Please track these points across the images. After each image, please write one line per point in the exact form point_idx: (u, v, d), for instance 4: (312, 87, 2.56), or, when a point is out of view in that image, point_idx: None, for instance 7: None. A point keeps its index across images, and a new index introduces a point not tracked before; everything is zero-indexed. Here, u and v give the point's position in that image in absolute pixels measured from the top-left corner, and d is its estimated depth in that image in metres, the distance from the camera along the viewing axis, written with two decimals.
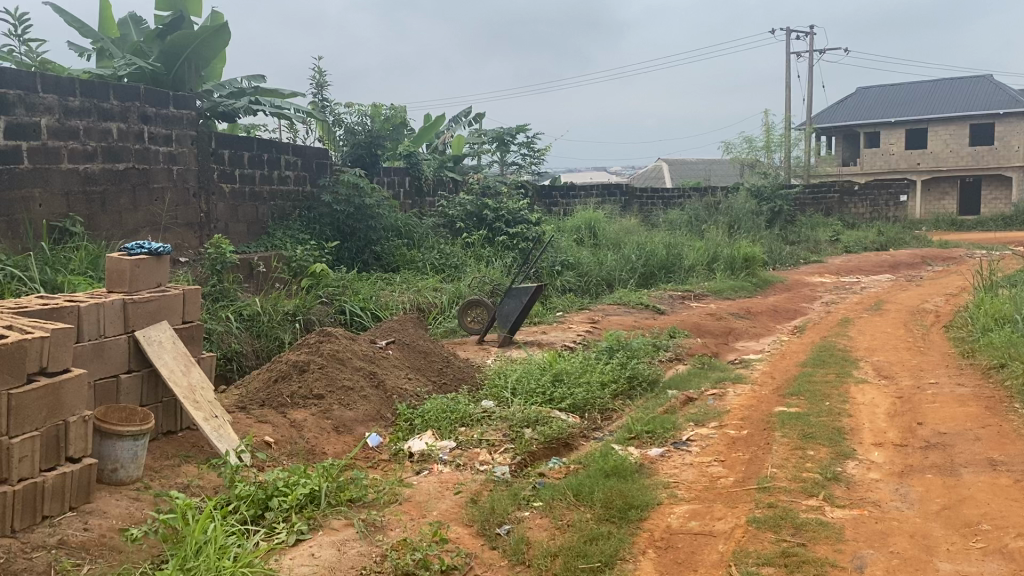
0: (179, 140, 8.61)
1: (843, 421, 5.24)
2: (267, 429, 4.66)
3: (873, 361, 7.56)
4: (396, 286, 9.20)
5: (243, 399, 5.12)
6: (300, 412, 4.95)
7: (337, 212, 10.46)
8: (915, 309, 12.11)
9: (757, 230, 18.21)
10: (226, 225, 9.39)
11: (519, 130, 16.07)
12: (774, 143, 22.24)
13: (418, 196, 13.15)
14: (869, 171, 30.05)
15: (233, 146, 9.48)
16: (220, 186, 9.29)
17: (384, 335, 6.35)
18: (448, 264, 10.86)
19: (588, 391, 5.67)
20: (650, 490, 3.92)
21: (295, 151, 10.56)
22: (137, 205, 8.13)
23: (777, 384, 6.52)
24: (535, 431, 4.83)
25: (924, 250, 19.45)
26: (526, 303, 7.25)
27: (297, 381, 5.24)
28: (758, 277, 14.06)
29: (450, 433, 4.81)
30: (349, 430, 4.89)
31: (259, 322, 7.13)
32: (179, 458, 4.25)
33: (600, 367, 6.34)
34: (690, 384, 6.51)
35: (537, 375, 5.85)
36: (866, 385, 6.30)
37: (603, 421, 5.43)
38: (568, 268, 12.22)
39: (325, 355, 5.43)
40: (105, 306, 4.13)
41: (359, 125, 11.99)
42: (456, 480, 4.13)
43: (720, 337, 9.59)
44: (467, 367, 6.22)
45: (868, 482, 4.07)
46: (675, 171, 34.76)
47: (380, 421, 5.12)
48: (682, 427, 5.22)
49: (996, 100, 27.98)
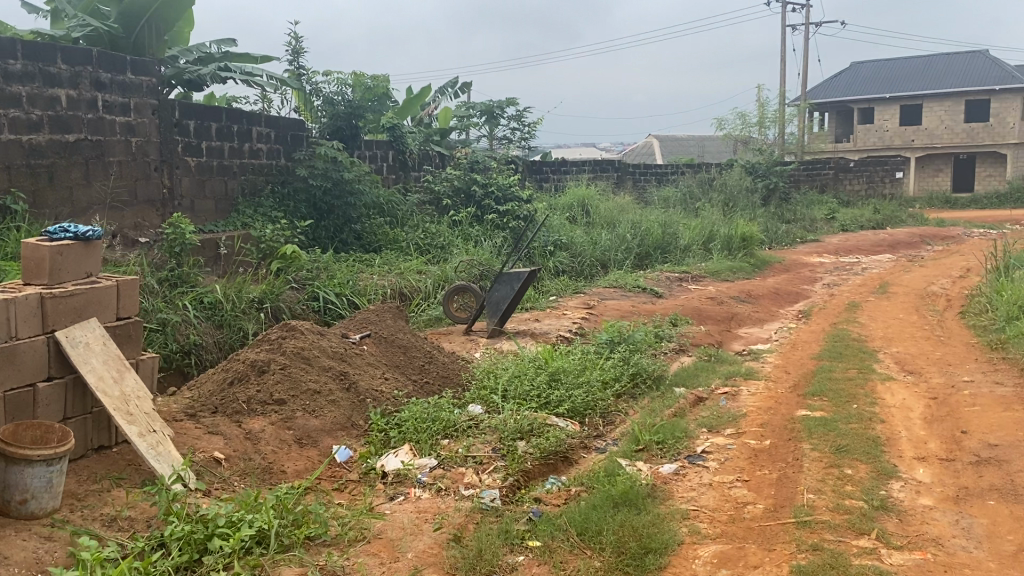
0: (138, 110, 7.86)
1: (876, 429, 4.63)
2: (215, 444, 4.04)
3: (893, 352, 6.96)
4: (377, 269, 8.52)
5: (193, 406, 4.48)
6: (258, 421, 4.31)
7: (312, 187, 9.71)
8: (923, 292, 11.54)
9: (753, 209, 17.58)
10: (192, 202, 8.67)
11: (509, 102, 15.32)
12: (768, 118, 21.54)
13: (402, 171, 12.45)
14: (863, 148, 29.43)
15: (199, 116, 8.72)
16: (185, 160, 8.56)
17: (358, 328, 5.68)
18: (434, 244, 10.19)
19: (588, 394, 5.03)
20: (667, 524, 3.29)
21: (268, 122, 9.79)
22: (90, 180, 7.41)
23: (794, 381, 5.90)
24: (529, 443, 4.20)
25: (920, 228, 18.94)
26: (518, 290, 6.61)
27: (256, 384, 4.59)
28: (756, 256, 13.46)
29: (430, 448, 4.16)
30: (314, 443, 4.25)
31: (222, 310, 6.44)
32: (110, 481, 3.60)
33: (601, 363, 5.71)
34: (698, 381, 5.88)
35: (531, 374, 5.20)
36: (894, 384, 5.68)
37: (604, 427, 4.80)
38: (561, 249, 11.59)
39: (288, 354, 4.77)
40: (18, 302, 3.46)
41: (338, 95, 11.12)
42: (436, 511, 3.49)
43: (722, 323, 8.98)
44: (453, 364, 5.58)
45: (921, 512, 3.45)
46: (666, 147, 34.01)
47: (351, 430, 4.47)
48: (695, 436, 4.61)
49: (992, 75, 27.47)
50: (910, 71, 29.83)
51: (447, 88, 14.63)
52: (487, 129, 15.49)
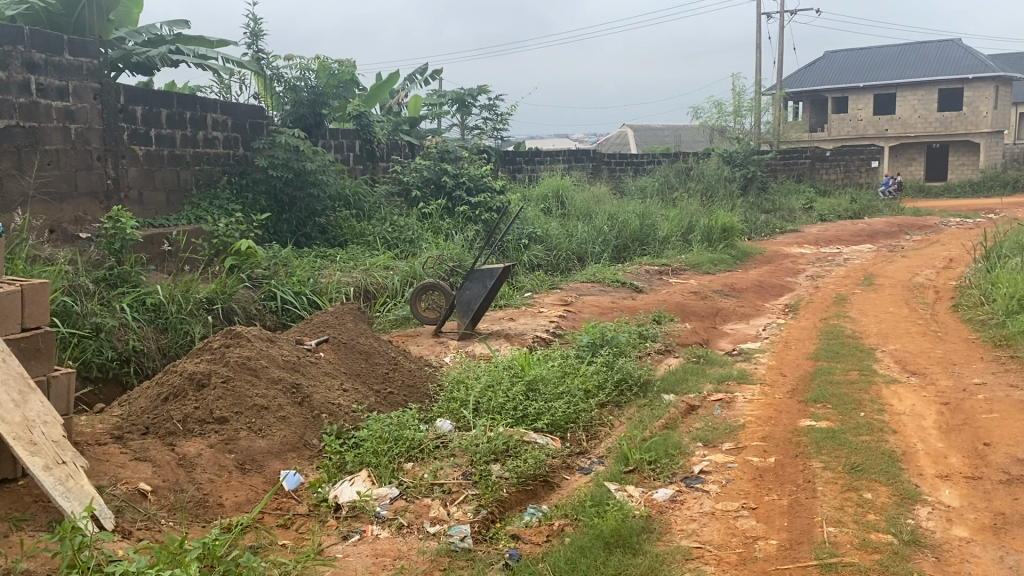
0: (77, 94, 7.24)
1: (890, 442, 4.17)
2: (142, 474, 3.50)
3: (892, 351, 6.52)
4: (340, 265, 7.96)
5: (120, 426, 3.93)
6: (194, 444, 3.76)
7: (272, 178, 9.11)
8: (909, 283, 11.18)
9: (730, 199, 17.20)
10: (140, 194, 8.03)
11: (481, 91, 14.75)
12: (744, 107, 21.05)
13: (370, 161, 11.87)
14: (837, 137, 29.26)
15: (148, 102, 8.10)
16: (132, 148, 7.93)
17: (315, 333, 5.13)
18: (403, 238, 9.60)
19: (570, 405, 4.54)
20: (667, 571, 2.81)
21: (224, 109, 9.16)
22: (23, 170, 6.78)
23: (792, 385, 5.44)
24: (505, 466, 3.69)
25: (897, 218, 18.67)
26: (492, 287, 6.08)
27: (194, 401, 4.02)
28: (737, 247, 13.03)
29: (392, 474, 3.63)
30: (259, 468, 3.72)
31: (166, 313, 5.86)
32: (8, 524, 3.02)
33: (583, 369, 5.21)
34: (688, 386, 5.39)
35: (506, 382, 4.68)
36: (900, 388, 5.23)
37: (588, 442, 4.31)
38: (535, 242, 11.09)
39: (231, 366, 4.21)
40: None
41: (301, 81, 10.46)
42: (397, 553, 2.97)
43: (707, 319, 8.51)
44: (420, 371, 5.06)
45: (957, 546, 3.00)
46: (639, 137, 33.57)
47: (303, 451, 3.93)
48: (691, 453, 4.12)
49: (965, 65, 27.36)
50: (884, 60, 29.64)
51: (416, 75, 14.05)
52: (459, 117, 14.89)
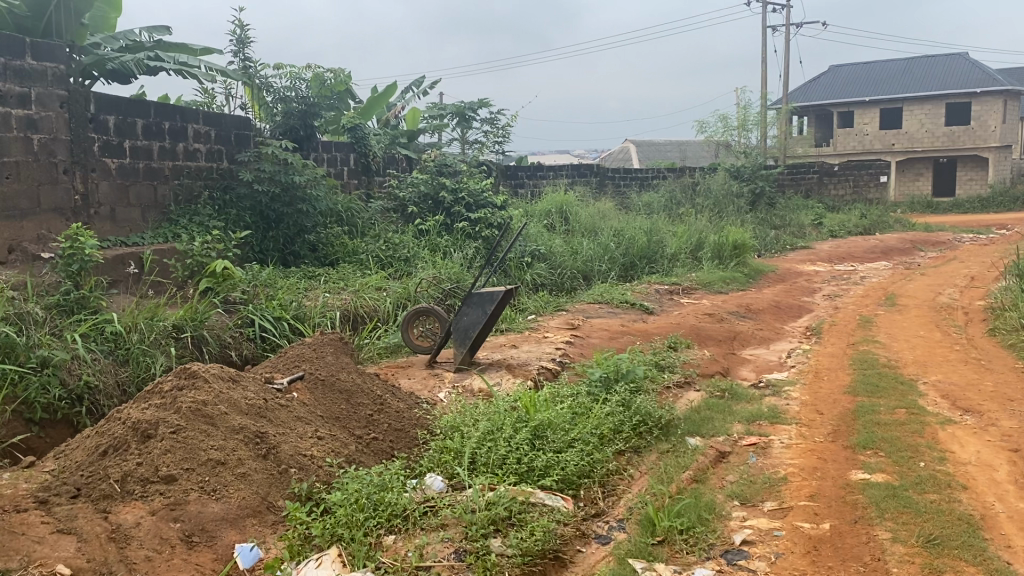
0: (41, 102, 6.64)
1: (962, 502, 3.52)
2: (63, 552, 2.85)
3: (936, 383, 5.86)
4: (328, 286, 7.33)
5: (47, 489, 3.28)
6: (133, 511, 3.11)
7: (257, 192, 8.48)
8: (934, 304, 10.51)
9: (738, 215, 16.56)
10: (113, 210, 7.43)
11: (481, 104, 14.16)
12: (750, 121, 20.36)
13: (365, 175, 11.22)
14: (843, 152, 28.43)
15: (121, 111, 7.49)
16: (103, 161, 7.33)
17: (288, 369, 4.49)
18: (397, 255, 8.95)
19: (583, 457, 3.89)
20: None
21: (205, 119, 8.55)
22: None
23: (835, 426, 4.78)
24: (507, 540, 3.05)
25: (910, 233, 18.00)
26: (493, 312, 5.41)
27: (136, 455, 3.37)
28: (749, 265, 12.37)
29: (368, 552, 2.99)
30: (210, 540, 3.08)
31: (127, 343, 5.23)
32: None
33: (597, 409, 4.55)
34: (715, 427, 4.73)
35: (507, 428, 4.02)
36: (958, 430, 4.57)
37: (604, 502, 3.66)
38: (538, 260, 10.45)
39: (183, 413, 3.56)
40: None
41: (291, 91, 9.84)
42: None
43: (724, 344, 7.85)
44: (408, 413, 4.40)
45: None
46: (642, 153, 32.94)
47: (263, 518, 3.28)
48: (729, 517, 3.46)
49: (972, 79, 26.83)
50: (890, 74, 29.10)
51: (412, 88, 13.46)
52: (459, 131, 14.28)
